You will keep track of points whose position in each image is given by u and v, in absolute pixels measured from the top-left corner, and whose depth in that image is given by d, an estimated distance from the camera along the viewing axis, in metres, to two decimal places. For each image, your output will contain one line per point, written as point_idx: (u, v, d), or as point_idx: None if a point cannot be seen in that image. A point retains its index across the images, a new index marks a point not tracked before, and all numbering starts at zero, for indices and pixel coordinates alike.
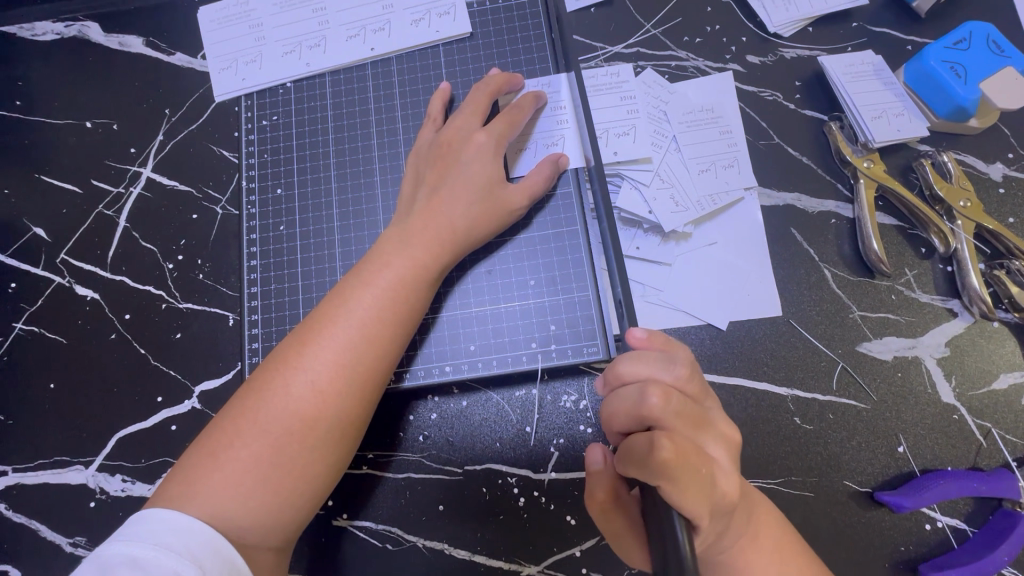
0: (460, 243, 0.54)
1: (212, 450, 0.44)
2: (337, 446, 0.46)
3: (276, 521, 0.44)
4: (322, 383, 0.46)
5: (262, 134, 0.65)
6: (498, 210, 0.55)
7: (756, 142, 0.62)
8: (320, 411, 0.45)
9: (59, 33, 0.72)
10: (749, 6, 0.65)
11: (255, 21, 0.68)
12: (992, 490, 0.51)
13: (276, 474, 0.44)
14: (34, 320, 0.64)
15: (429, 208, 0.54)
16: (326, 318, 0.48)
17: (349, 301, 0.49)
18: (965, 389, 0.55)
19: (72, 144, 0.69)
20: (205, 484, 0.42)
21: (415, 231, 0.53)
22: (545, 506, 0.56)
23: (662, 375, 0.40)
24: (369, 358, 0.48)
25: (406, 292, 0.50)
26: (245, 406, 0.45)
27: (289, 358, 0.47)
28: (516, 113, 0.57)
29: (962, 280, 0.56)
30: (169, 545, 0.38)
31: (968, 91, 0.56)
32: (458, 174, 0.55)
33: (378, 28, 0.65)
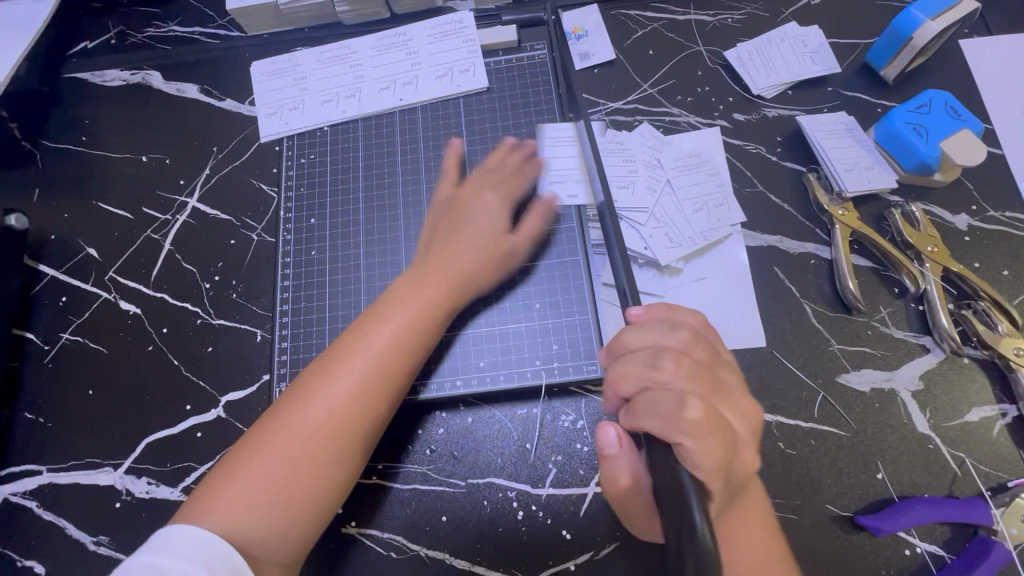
0: (471, 285, 0.60)
1: (234, 468, 0.48)
2: (346, 468, 0.51)
3: (288, 534, 0.48)
4: (337, 407, 0.51)
5: (299, 171, 0.73)
6: (501, 255, 0.61)
7: (742, 189, 0.69)
8: (335, 433, 0.50)
9: (125, 79, 0.82)
10: (735, 71, 0.74)
11: (300, 73, 0.77)
12: (966, 517, 0.54)
13: (291, 492, 0.48)
14: (80, 331, 0.70)
15: (445, 251, 0.59)
16: (343, 348, 0.53)
17: (365, 333, 0.54)
18: (939, 421, 0.58)
19: (128, 175, 0.77)
20: (226, 500, 0.47)
21: (430, 271, 0.58)
22: (542, 520, 0.59)
23: (666, 341, 0.46)
24: (380, 385, 0.52)
25: (417, 327, 0.55)
26: (268, 426, 0.50)
27: (309, 384, 0.52)
28: (520, 172, 0.65)
29: (933, 319, 0.61)
30: (188, 554, 0.42)
31: (929, 148, 0.63)
32: (472, 222, 0.61)
33: (407, 82, 0.74)
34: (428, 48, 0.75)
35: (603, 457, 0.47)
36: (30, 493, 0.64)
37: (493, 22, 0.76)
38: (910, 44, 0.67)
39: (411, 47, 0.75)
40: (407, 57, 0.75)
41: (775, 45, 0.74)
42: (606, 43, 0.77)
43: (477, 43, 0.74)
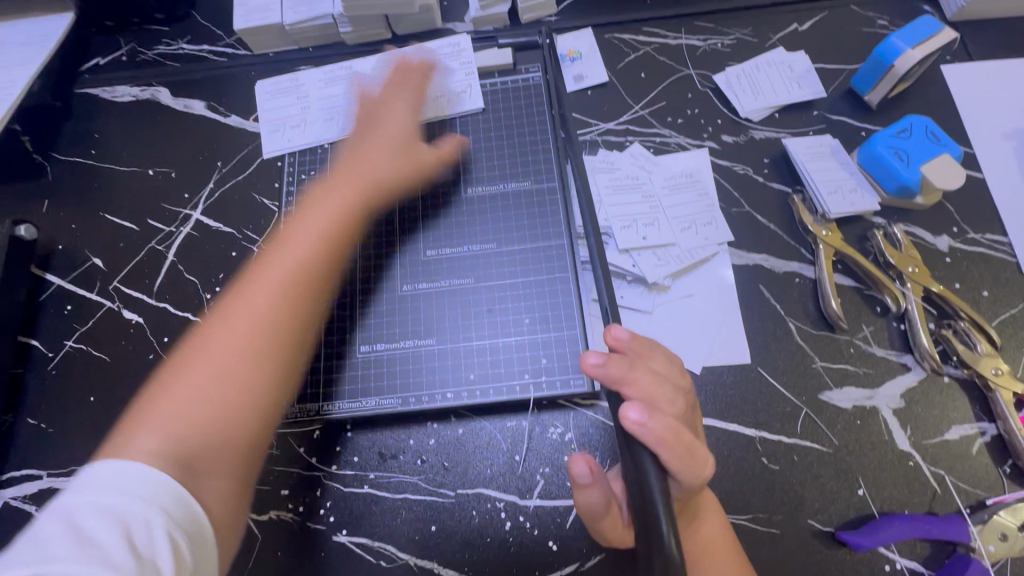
0: (382, 185, 0.66)
1: (163, 390, 0.49)
2: (293, 329, 0.54)
3: (223, 441, 0.48)
4: (267, 302, 0.54)
5: (300, 187, 0.75)
6: (416, 166, 0.69)
7: (729, 209, 0.70)
8: (275, 305, 0.54)
9: (134, 95, 0.85)
10: (724, 94, 0.76)
11: (303, 91, 0.80)
12: (944, 533, 0.55)
13: (216, 390, 0.49)
14: (83, 339, 0.72)
15: (321, 193, 0.64)
16: (256, 271, 0.56)
17: (261, 260, 0.57)
18: (919, 438, 0.60)
19: (135, 188, 0.80)
20: (154, 413, 0.47)
21: (339, 182, 0.65)
22: (529, 530, 0.60)
23: (677, 379, 0.51)
24: (315, 257, 0.57)
25: (327, 224, 0.60)
26: (195, 344, 0.52)
27: (232, 303, 0.54)
28: (409, 71, 0.73)
29: (913, 338, 0.62)
30: (135, 492, 0.40)
31: (910, 172, 0.65)
32: (383, 129, 0.68)
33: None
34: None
35: (577, 488, 0.50)
36: (29, 497, 0.65)
37: (489, 45, 0.79)
38: (892, 71, 0.70)
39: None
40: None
41: (762, 69, 0.76)
42: (599, 66, 0.79)
43: (473, 67, 0.76)
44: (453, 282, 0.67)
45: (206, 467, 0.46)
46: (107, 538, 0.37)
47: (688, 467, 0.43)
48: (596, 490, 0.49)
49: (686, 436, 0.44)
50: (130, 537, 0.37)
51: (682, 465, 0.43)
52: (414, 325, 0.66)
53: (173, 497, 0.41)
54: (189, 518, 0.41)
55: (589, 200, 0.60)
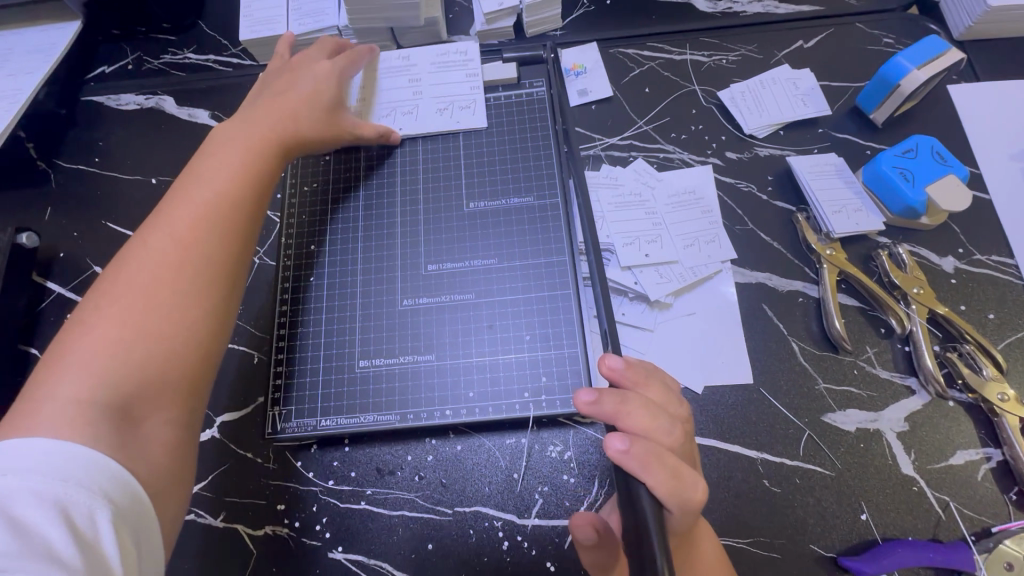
0: (298, 135, 0.65)
1: (75, 339, 0.47)
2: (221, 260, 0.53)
3: (160, 381, 0.47)
4: (188, 243, 0.53)
5: (302, 196, 0.74)
6: (334, 124, 0.69)
7: (733, 227, 0.70)
8: (196, 247, 0.53)
9: (139, 103, 0.85)
10: (729, 111, 0.76)
11: None
12: (949, 561, 0.54)
13: (141, 330, 0.48)
14: None
15: (229, 138, 0.62)
16: (171, 213, 0.54)
17: (179, 202, 0.55)
18: (924, 463, 0.59)
19: (138, 196, 0.80)
20: (75, 354, 0.46)
21: (243, 132, 0.63)
22: (527, 550, 0.59)
23: (672, 408, 0.50)
24: (236, 201, 0.57)
25: (246, 166, 0.59)
26: (109, 283, 0.50)
27: (144, 248, 0.52)
28: (354, 55, 0.73)
29: (918, 360, 0.62)
30: (75, 478, 0.39)
31: (915, 193, 0.64)
32: (287, 88, 0.68)
33: (408, 110, 0.75)
34: (430, 78, 0.77)
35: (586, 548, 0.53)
36: None
37: (494, 58, 0.79)
38: (898, 90, 0.69)
39: (413, 75, 0.77)
40: (410, 85, 0.77)
41: (767, 86, 0.76)
42: (603, 80, 0.79)
43: (478, 78, 0.76)
44: (454, 297, 0.67)
45: (143, 413, 0.46)
46: (52, 530, 0.37)
47: (690, 503, 0.43)
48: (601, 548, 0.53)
49: (684, 471, 0.44)
50: (73, 525, 0.37)
51: (680, 501, 0.43)
52: (413, 340, 0.66)
53: (109, 476, 0.41)
54: (130, 499, 0.41)
55: (591, 229, 0.61)
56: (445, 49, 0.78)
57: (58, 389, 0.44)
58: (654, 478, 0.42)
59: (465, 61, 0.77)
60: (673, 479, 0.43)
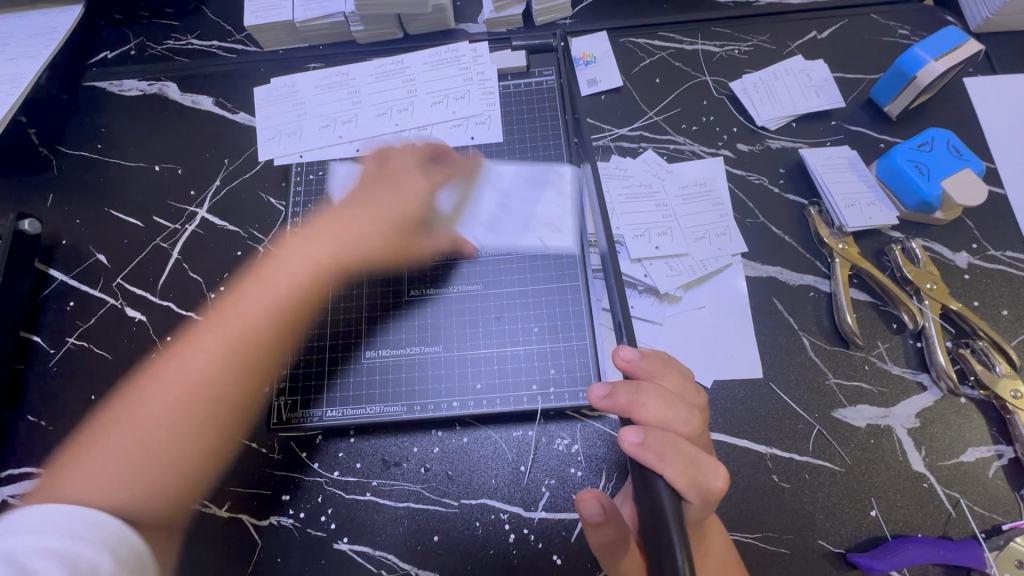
0: (323, 295, 0.67)
1: (108, 432, 0.52)
2: (249, 377, 0.60)
3: (164, 483, 0.51)
4: (203, 374, 0.56)
5: (309, 187, 0.74)
6: (410, 247, 0.68)
7: (744, 220, 0.69)
8: (227, 353, 0.58)
9: (142, 89, 0.84)
10: (740, 102, 0.75)
11: (299, 99, 0.78)
12: (959, 558, 0.53)
13: (141, 460, 0.50)
14: (86, 336, 0.71)
15: (277, 257, 0.66)
16: (224, 310, 0.62)
17: (236, 300, 0.63)
18: (935, 459, 0.58)
19: (141, 183, 0.79)
20: (84, 468, 0.49)
21: (316, 233, 0.67)
22: (534, 543, 0.59)
23: (689, 399, 0.49)
24: (269, 322, 0.61)
25: (292, 291, 0.63)
26: (142, 392, 0.56)
27: (191, 342, 0.59)
28: (399, 167, 0.69)
29: (930, 356, 0.61)
30: (79, 534, 0.39)
31: (931, 187, 0.63)
32: (333, 223, 0.68)
33: (403, 109, 0.75)
34: (423, 75, 0.76)
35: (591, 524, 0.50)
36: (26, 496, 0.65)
37: (503, 46, 0.77)
38: (914, 82, 0.68)
39: (408, 75, 0.77)
40: (404, 84, 0.76)
41: (780, 78, 0.75)
42: (613, 70, 0.78)
43: (473, 71, 0.75)
44: (460, 288, 0.66)
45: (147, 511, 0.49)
46: None
47: (709, 492, 0.43)
48: (606, 527, 0.50)
49: (700, 460, 0.43)
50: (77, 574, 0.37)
51: (701, 491, 0.42)
52: (420, 332, 0.65)
53: (113, 531, 0.41)
54: (133, 552, 0.41)
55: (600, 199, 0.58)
56: (438, 47, 0.79)
57: (67, 491, 0.46)
58: (673, 470, 0.41)
59: (459, 55, 0.76)
60: (689, 467, 0.42)
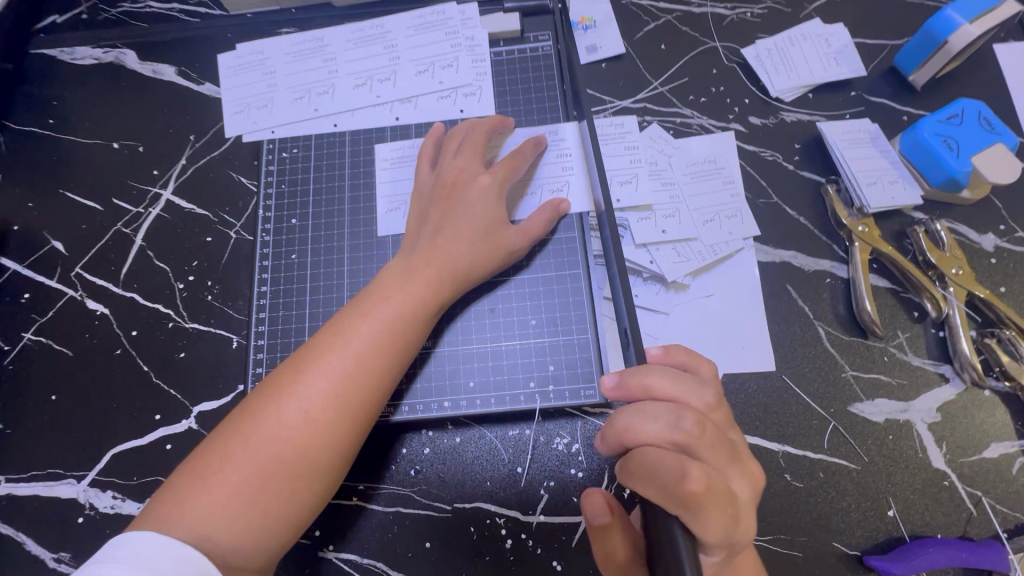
0: (458, 279, 0.55)
1: (232, 437, 0.46)
2: (349, 428, 0.48)
3: (280, 511, 0.45)
4: (323, 415, 0.47)
5: (282, 166, 0.67)
6: (499, 250, 0.56)
7: (756, 200, 0.64)
8: (368, 370, 0.49)
9: (96, 57, 0.76)
10: (753, 71, 0.69)
11: (269, 68, 0.71)
12: (982, 561, 0.51)
13: (270, 499, 0.45)
14: (43, 331, 0.66)
15: (416, 259, 0.54)
16: (349, 323, 0.51)
17: (359, 314, 0.51)
18: (956, 456, 0.55)
19: (98, 162, 0.72)
20: (198, 507, 0.43)
21: (408, 263, 0.54)
22: (532, 549, 0.55)
23: (689, 398, 0.43)
24: (409, 331, 0.52)
25: (400, 327, 0.52)
26: (237, 430, 0.47)
27: (315, 361, 0.49)
28: (518, 157, 0.59)
29: (953, 346, 0.57)
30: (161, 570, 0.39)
31: (960, 163, 0.58)
32: (461, 214, 0.56)
33: (385, 78, 0.68)
34: (407, 41, 0.69)
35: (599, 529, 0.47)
36: None
37: (494, 8, 0.70)
38: (945, 48, 0.63)
39: (389, 41, 0.69)
40: (385, 51, 0.69)
41: (795, 44, 0.69)
42: (615, 35, 0.71)
43: (461, 36, 0.68)
44: None
45: None
46: None
47: (688, 497, 0.37)
48: (617, 532, 0.47)
49: (686, 471, 0.38)
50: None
51: (681, 498, 0.37)
52: None
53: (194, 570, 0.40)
54: None
55: (602, 169, 0.53)
56: (422, 8, 0.71)
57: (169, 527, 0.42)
58: (649, 490, 0.38)
59: (446, 18, 0.69)
60: (661, 479, 0.38)
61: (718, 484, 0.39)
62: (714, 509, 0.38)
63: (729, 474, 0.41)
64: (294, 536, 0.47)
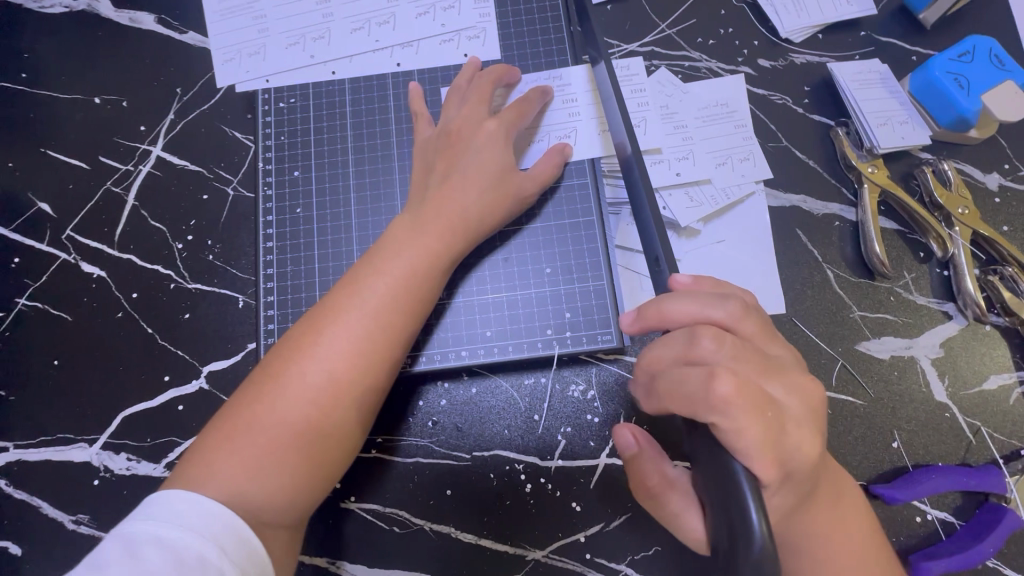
0: (471, 230, 0.54)
1: (253, 400, 0.46)
2: (370, 385, 0.48)
3: (311, 469, 0.45)
4: (346, 374, 0.47)
5: (278, 117, 0.64)
6: (509, 196, 0.55)
7: (765, 144, 0.63)
8: (385, 326, 0.49)
9: (67, 5, 0.71)
10: (763, 11, 0.67)
11: (258, 13, 0.67)
12: (980, 485, 0.53)
13: (299, 458, 0.45)
14: (38, 296, 0.63)
15: (422, 214, 0.53)
16: (363, 280, 0.50)
17: (373, 271, 0.50)
18: (957, 389, 0.57)
19: (80, 119, 0.68)
20: (225, 469, 0.43)
21: (419, 216, 0.53)
22: (551, 492, 0.57)
23: (715, 314, 0.40)
24: (424, 286, 0.51)
25: (416, 281, 0.51)
26: (260, 392, 0.46)
27: (333, 320, 0.48)
28: (525, 103, 0.58)
29: (958, 284, 0.58)
30: (192, 526, 0.39)
31: (970, 101, 0.58)
32: (466, 165, 0.55)
33: (383, 21, 0.65)
34: None
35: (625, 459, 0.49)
36: None
37: None
38: None
39: None
40: None
41: None
42: None
43: None
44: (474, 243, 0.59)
45: None
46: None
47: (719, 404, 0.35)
48: (646, 460, 0.47)
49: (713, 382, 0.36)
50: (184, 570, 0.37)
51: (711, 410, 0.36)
52: None
53: (227, 527, 0.40)
54: (246, 551, 0.40)
55: (624, 109, 0.50)
56: None
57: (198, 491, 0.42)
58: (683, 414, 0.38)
59: None
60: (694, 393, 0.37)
61: (744, 394, 0.36)
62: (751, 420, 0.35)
63: (772, 386, 0.38)
64: (323, 493, 0.47)
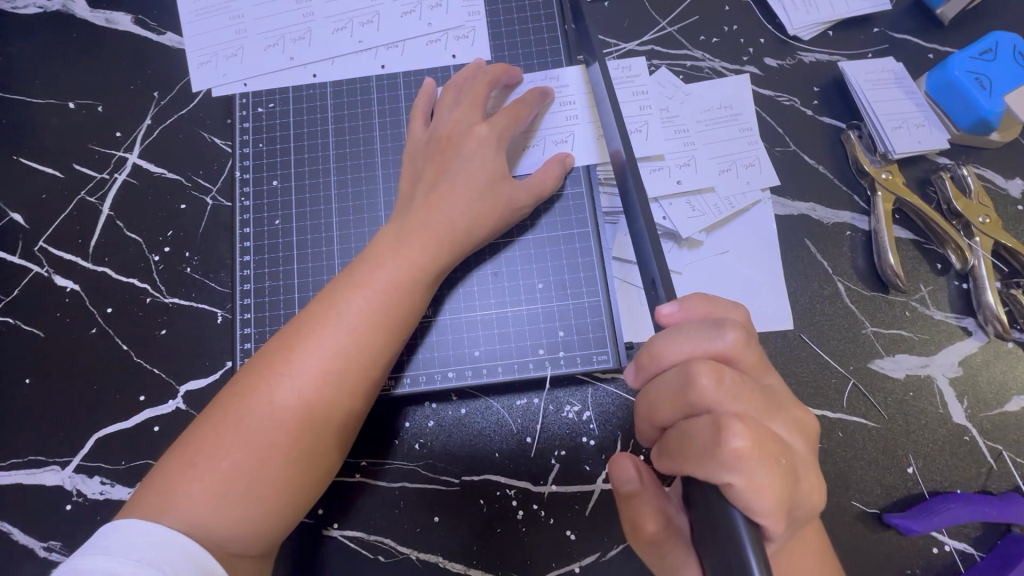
0: (458, 242, 0.51)
1: (219, 421, 0.42)
2: (345, 409, 0.45)
3: (280, 497, 0.43)
4: (319, 396, 0.44)
5: (258, 123, 0.61)
6: (501, 205, 0.52)
7: (772, 148, 0.60)
8: (364, 345, 0.46)
9: (41, 5, 0.68)
10: (769, 7, 0.63)
11: (237, 12, 0.64)
12: (1002, 515, 0.50)
13: (267, 486, 0.42)
14: (10, 311, 0.61)
15: (408, 224, 0.50)
16: (342, 294, 0.46)
17: (353, 284, 0.47)
18: (977, 411, 0.53)
19: (54, 125, 0.65)
20: (186, 496, 0.40)
21: (403, 226, 0.50)
22: (544, 519, 0.54)
23: (714, 347, 0.36)
24: (406, 301, 0.48)
25: (398, 297, 0.48)
26: (226, 412, 0.43)
27: (307, 337, 0.45)
28: (521, 107, 0.55)
29: (978, 298, 0.55)
30: (151, 561, 0.36)
31: (993, 102, 0.55)
32: (456, 173, 0.51)
33: (367, 20, 0.61)
34: None
35: (623, 496, 0.46)
36: None
37: None
38: None
39: None
40: None
41: None
42: None
43: None
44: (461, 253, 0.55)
45: None
46: None
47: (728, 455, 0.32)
48: (646, 499, 0.44)
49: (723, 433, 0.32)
50: None
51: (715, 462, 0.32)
52: None
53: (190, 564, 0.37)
54: None
55: (619, 115, 0.46)
56: None
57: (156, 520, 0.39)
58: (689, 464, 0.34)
59: None
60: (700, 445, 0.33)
61: (754, 442, 0.32)
62: (767, 472, 0.32)
63: (773, 425, 0.35)
64: (293, 521, 0.44)
